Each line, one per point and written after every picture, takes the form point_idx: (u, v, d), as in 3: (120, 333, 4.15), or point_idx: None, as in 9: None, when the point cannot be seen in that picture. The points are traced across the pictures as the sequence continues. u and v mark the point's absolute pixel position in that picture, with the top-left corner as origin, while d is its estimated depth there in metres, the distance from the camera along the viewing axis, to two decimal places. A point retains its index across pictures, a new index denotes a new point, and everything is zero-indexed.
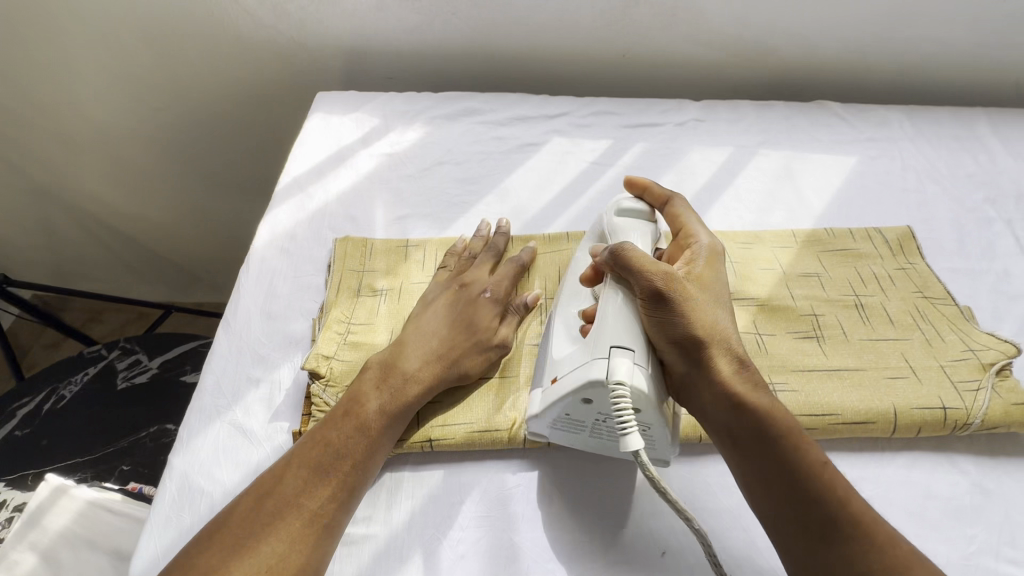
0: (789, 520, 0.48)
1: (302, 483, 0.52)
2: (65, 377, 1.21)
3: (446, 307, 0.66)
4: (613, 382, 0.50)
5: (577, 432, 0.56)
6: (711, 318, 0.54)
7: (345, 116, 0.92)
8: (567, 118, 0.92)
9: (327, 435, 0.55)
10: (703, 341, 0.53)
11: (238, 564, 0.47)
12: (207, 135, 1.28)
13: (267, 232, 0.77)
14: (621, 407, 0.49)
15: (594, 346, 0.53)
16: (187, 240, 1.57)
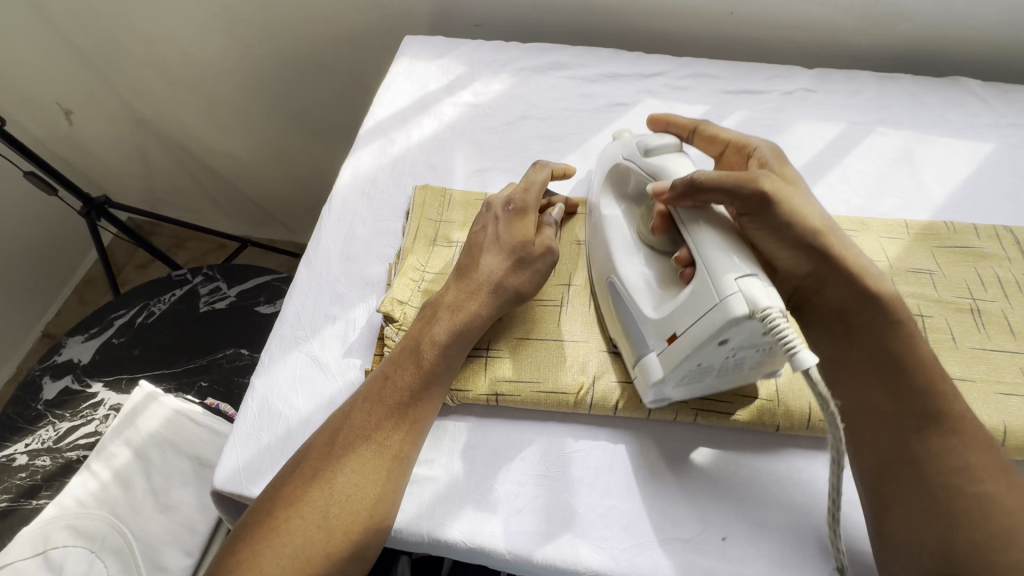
0: (884, 410, 0.52)
1: (369, 417, 0.54)
2: (156, 295, 1.32)
3: (488, 237, 0.64)
4: (760, 310, 0.46)
5: (700, 380, 0.54)
6: (816, 213, 0.57)
7: (431, 62, 0.90)
8: (662, 78, 0.86)
9: (389, 372, 0.57)
10: (821, 239, 0.55)
11: (320, 492, 0.51)
12: (293, 76, 1.30)
13: (349, 173, 0.78)
14: (780, 330, 0.45)
15: (713, 283, 0.49)
16: (267, 178, 1.63)
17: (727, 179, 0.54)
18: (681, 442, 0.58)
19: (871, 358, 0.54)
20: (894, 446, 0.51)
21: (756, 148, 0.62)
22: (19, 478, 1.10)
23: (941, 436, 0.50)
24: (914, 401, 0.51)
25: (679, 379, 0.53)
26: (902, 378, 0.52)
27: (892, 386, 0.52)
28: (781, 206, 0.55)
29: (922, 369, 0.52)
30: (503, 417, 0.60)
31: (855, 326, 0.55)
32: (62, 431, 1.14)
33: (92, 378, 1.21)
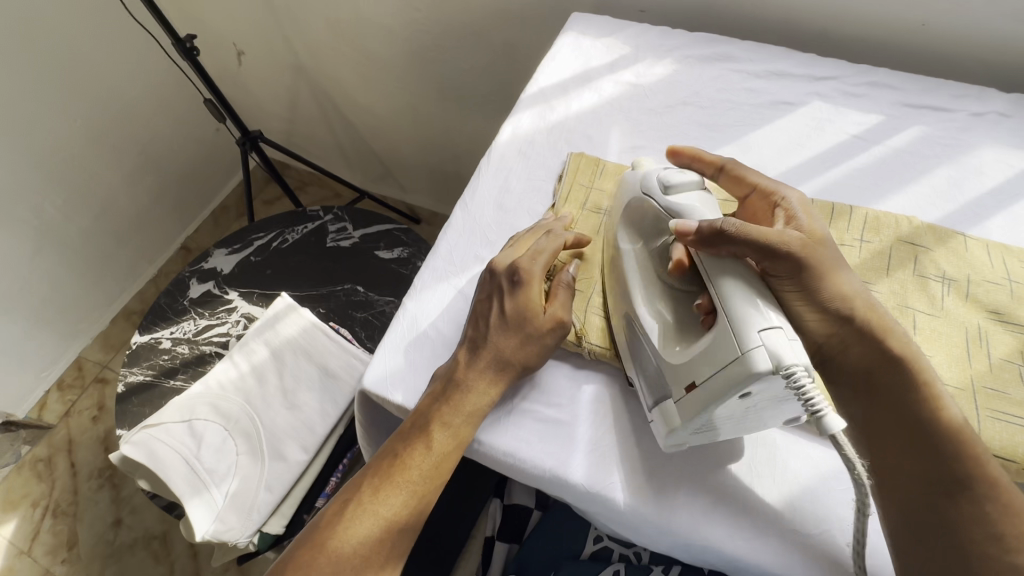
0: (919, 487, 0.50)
1: (374, 498, 0.56)
2: (291, 225, 1.45)
3: (489, 306, 0.61)
4: (784, 367, 0.45)
5: (717, 429, 0.53)
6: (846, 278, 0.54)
7: (596, 40, 0.93)
8: (835, 83, 0.83)
9: (400, 450, 0.57)
10: (851, 307, 0.53)
11: (397, 478, 0.56)
12: (445, 43, 1.37)
13: (509, 132, 0.83)
14: (807, 392, 0.45)
15: (734, 337, 0.47)
16: (396, 136, 1.74)
17: (756, 237, 0.51)
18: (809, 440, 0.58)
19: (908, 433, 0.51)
20: (917, 500, 0.49)
21: (783, 202, 0.58)
22: (162, 359, 1.26)
23: (956, 504, 0.48)
24: (930, 469, 0.49)
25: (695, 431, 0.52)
26: (927, 441, 0.50)
27: (910, 443, 0.51)
28: (818, 270, 0.53)
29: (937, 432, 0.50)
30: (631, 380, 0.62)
31: (878, 387, 0.53)
32: (200, 327, 1.30)
33: (230, 286, 1.35)
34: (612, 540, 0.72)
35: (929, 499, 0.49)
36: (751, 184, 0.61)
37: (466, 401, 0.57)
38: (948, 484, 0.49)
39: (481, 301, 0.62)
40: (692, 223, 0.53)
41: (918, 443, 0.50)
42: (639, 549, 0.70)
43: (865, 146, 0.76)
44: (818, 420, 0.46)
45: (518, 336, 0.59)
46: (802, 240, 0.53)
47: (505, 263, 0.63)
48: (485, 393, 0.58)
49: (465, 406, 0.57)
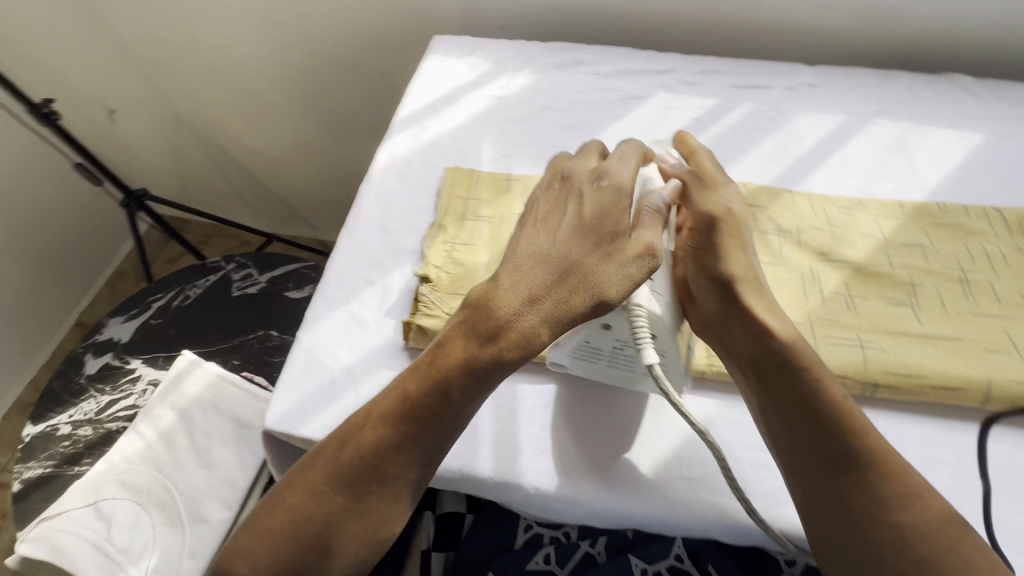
0: (803, 453, 0.52)
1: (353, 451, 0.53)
2: (191, 280, 1.39)
3: (569, 223, 0.60)
4: (633, 304, 0.57)
5: (594, 363, 0.61)
6: (741, 262, 0.61)
7: (460, 59, 0.98)
8: (674, 74, 0.92)
9: (431, 378, 0.55)
10: (738, 283, 0.60)
11: (412, 409, 0.54)
12: (323, 76, 1.35)
13: (385, 157, 0.86)
14: (639, 327, 0.56)
15: None
16: (294, 175, 1.71)
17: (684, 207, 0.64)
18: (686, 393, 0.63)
19: (830, 452, 0.51)
20: (814, 463, 0.52)
21: (726, 190, 0.66)
22: (62, 446, 1.17)
23: (847, 472, 0.50)
24: (850, 480, 0.50)
25: (585, 349, 0.60)
26: (817, 417, 0.53)
27: (796, 413, 0.53)
28: (722, 240, 0.61)
29: (825, 402, 0.53)
30: (525, 372, 0.65)
31: (764, 368, 0.56)
32: (102, 404, 1.21)
33: (130, 355, 1.28)
34: (541, 527, 0.75)
35: (822, 467, 0.51)
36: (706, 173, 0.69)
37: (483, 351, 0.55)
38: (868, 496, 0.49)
39: (558, 214, 0.62)
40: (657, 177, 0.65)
41: (836, 456, 0.51)
42: (568, 529, 0.75)
43: (705, 127, 0.86)
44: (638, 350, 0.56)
45: (597, 257, 0.57)
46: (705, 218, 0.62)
47: (586, 175, 0.63)
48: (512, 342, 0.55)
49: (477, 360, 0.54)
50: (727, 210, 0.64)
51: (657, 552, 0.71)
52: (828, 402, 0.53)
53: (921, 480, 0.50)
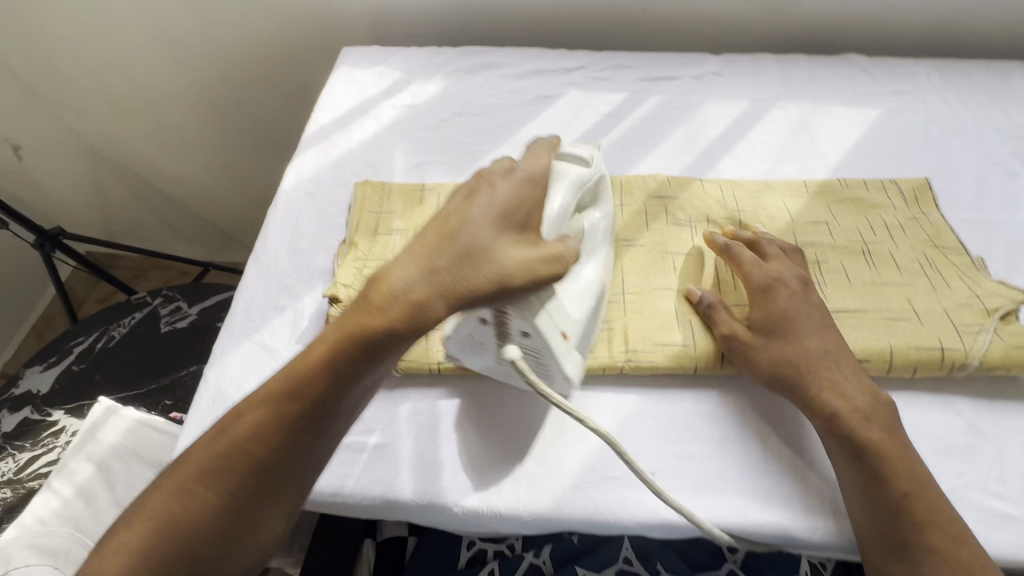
0: (876, 541, 0.50)
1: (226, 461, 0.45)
2: (115, 319, 1.31)
3: (483, 199, 0.48)
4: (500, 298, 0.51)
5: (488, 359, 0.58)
6: (801, 358, 0.57)
7: (369, 70, 0.96)
8: (583, 71, 0.92)
9: (308, 390, 0.45)
10: (800, 381, 0.56)
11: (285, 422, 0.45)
12: (239, 95, 1.30)
13: (293, 176, 0.82)
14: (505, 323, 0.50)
15: None
16: (224, 199, 1.58)
17: (716, 319, 0.62)
18: (608, 392, 0.62)
19: (878, 506, 0.50)
20: (878, 551, 0.50)
21: (766, 273, 0.63)
22: None
23: (914, 556, 0.48)
24: (887, 529, 0.50)
25: (472, 350, 0.55)
26: (883, 504, 0.50)
27: (866, 500, 0.51)
28: (773, 342, 0.59)
29: (895, 490, 0.50)
30: (444, 387, 0.63)
31: (847, 456, 0.53)
32: (21, 462, 1.11)
33: (52, 407, 1.18)
34: (485, 541, 0.72)
35: (887, 551, 0.50)
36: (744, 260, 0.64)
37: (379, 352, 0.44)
38: (899, 548, 0.49)
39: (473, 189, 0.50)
40: (699, 290, 0.64)
41: (872, 502, 0.51)
42: (512, 541, 0.72)
43: (616, 122, 0.86)
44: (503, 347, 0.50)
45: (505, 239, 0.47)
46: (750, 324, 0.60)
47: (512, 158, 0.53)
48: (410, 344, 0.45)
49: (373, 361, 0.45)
50: (760, 308, 0.61)
51: (606, 559, 0.69)
52: (893, 489, 0.50)
53: (973, 548, 0.48)
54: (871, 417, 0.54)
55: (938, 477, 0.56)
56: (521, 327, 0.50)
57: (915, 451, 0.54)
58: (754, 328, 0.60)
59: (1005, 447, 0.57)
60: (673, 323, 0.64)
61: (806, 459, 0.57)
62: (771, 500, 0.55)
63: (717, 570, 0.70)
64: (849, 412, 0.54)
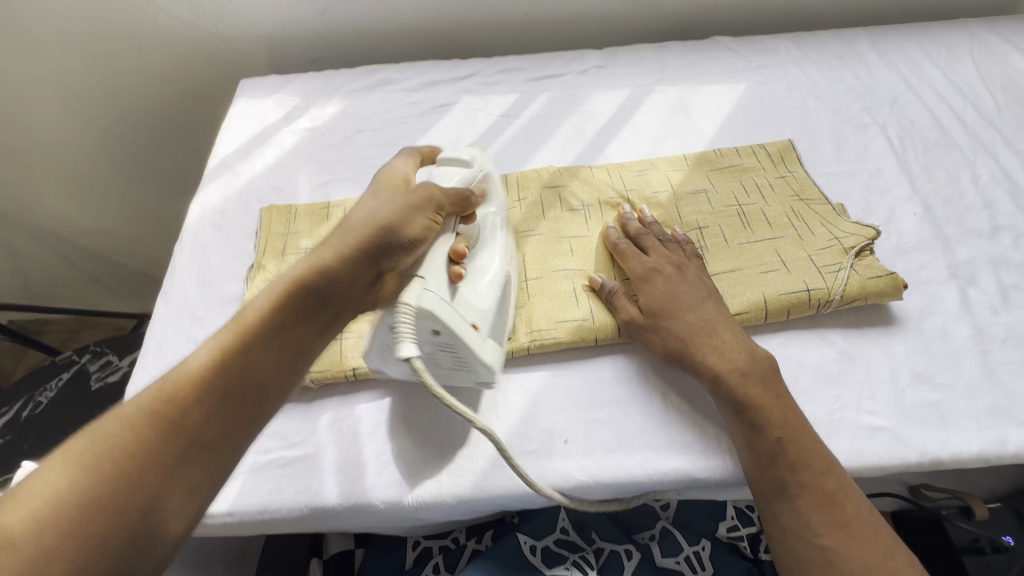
0: (760, 487, 0.55)
1: (124, 431, 0.42)
2: (40, 384, 1.23)
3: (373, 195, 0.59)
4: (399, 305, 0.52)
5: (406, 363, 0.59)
6: (686, 330, 0.61)
7: (267, 99, 0.97)
8: (476, 77, 0.97)
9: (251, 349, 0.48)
10: (690, 353, 0.60)
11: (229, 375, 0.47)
12: (147, 137, 1.28)
13: (197, 209, 0.83)
14: (400, 326, 0.51)
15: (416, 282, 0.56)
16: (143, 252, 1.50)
17: (614, 305, 0.66)
18: (520, 374, 0.66)
19: (758, 453, 0.55)
20: (762, 496, 0.55)
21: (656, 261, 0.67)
22: None
23: (790, 496, 0.53)
24: (766, 473, 0.55)
25: (384, 354, 0.57)
26: (763, 455, 0.55)
27: (751, 452, 0.56)
28: (664, 320, 0.63)
29: (774, 441, 0.55)
30: (362, 391, 0.65)
31: (734, 415, 0.57)
32: None
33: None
34: (429, 539, 0.73)
35: (767, 496, 0.55)
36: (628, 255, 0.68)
37: (292, 311, 0.51)
38: (779, 488, 0.54)
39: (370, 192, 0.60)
40: (600, 278, 0.68)
41: (753, 451, 0.55)
42: (455, 535, 0.73)
43: (509, 122, 0.91)
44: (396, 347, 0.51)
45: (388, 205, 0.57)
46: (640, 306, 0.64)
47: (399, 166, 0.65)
48: (315, 297, 0.52)
49: (277, 314, 0.50)
50: (648, 292, 0.65)
51: (544, 526, 0.69)
52: (769, 440, 0.55)
53: (838, 480, 0.54)
54: (748, 372, 0.58)
55: (818, 403, 0.61)
56: (431, 326, 0.53)
57: (790, 398, 0.58)
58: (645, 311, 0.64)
59: (873, 368, 0.63)
60: (572, 300, 0.68)
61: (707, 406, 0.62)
62: (676, 449, 0.60)
63: (651, 528, 0.71)
64: (727, 374, 0.58)
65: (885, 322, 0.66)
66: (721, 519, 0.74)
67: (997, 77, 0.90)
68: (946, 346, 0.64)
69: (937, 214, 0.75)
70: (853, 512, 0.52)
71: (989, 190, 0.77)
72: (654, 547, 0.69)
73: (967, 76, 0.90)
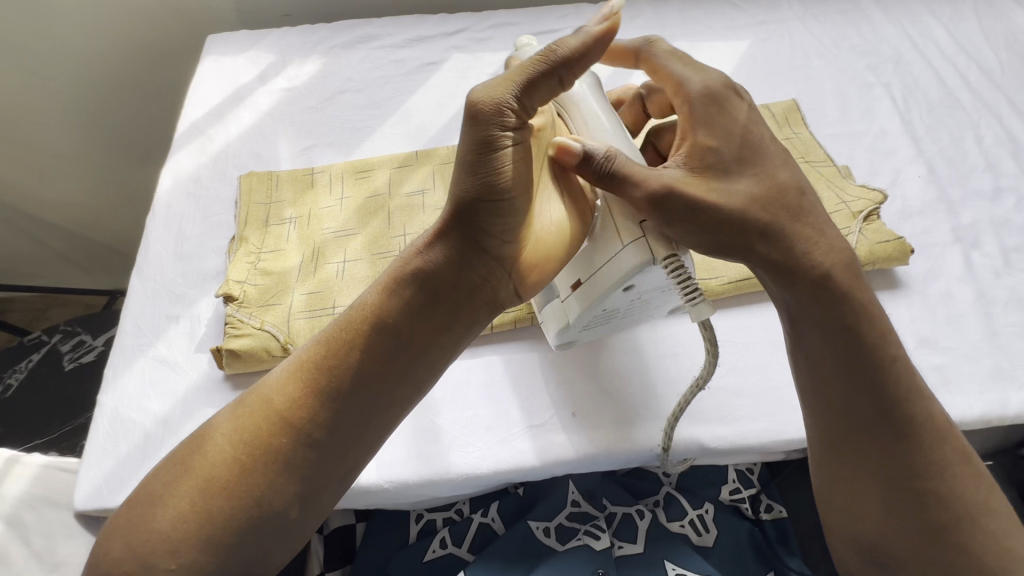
0: (857, 428, 0.48)
1: (241, 416, 0.47)
2: (9, 367, 1.16)
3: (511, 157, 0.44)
4: (663, 259, 0.44)
5: (606, 321, 0.54)
6: (767, 180, 0.48)
7: (238, 56, 0.90)
8: (466, 33, 0.91)
9: (356, 347, 0.47)
10: (758, 218, 0.47)
11: (335, 376, 0.47)
12: (106, 100, 1.18)
13: (170, 177, 0.77)
14: (687, 282, 0.44)
15: (615, 235, 0.47)
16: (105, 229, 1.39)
17: (626, 171, 0.45)
18: (523, 347, 0.63)
19: (871, 382, 0.48)
20: (861, 440, 0.49)
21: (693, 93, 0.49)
22: None
23: (897, 433, 0.48)
24: (876, 409, 0.48)
25: (591, 321, 0.53)
26: (870, 382, 0.48)
27: (857, 382, 0.48)
28: (738, 177, 0.47)
29: (887, 369, 0.48)
30: None
31: (822, 323, 0.48)
32: None
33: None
34: (432, 512, 0.72)
35: (865, 436, 0.48)
36: (665, 72, 0.52)
37: (401, 307, 0.47)
38: (890, 422, 0.48)
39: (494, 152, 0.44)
40: (580, 141, 0.46)
41: (862, 382, 0.48)
42: (458, 506, 0.72)
43: None
44: (693, 307, 0.44)
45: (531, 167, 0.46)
46: (694, 147, 0.47)
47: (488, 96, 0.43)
48: (423, 290, 0.47)
49: (388, 311, 0.48)
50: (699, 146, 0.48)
51: (554, 504, 0.68)
52: (874, 366, 0.48)
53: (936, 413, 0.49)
54: (856, 271, 0.50)
55: None
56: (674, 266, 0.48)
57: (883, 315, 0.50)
58: (716, 150, 0.47)
59: None
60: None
61: (716, 375, 0.61)
62: (687, 420, 0.59)
63: (655, 494, 0.71)
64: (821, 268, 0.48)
65: (891, 287, 0.66)
66: (722, 484, 0.73)
67: (1000, 35, 0.88)
68: (950, 310, 0.64)
69: (941, 175, 0.74)
70: (955, 441, 0.48)
71: (992, 151, 0.76)
72: (659, 513, 0.69)
73: (970, 33, 0.88)
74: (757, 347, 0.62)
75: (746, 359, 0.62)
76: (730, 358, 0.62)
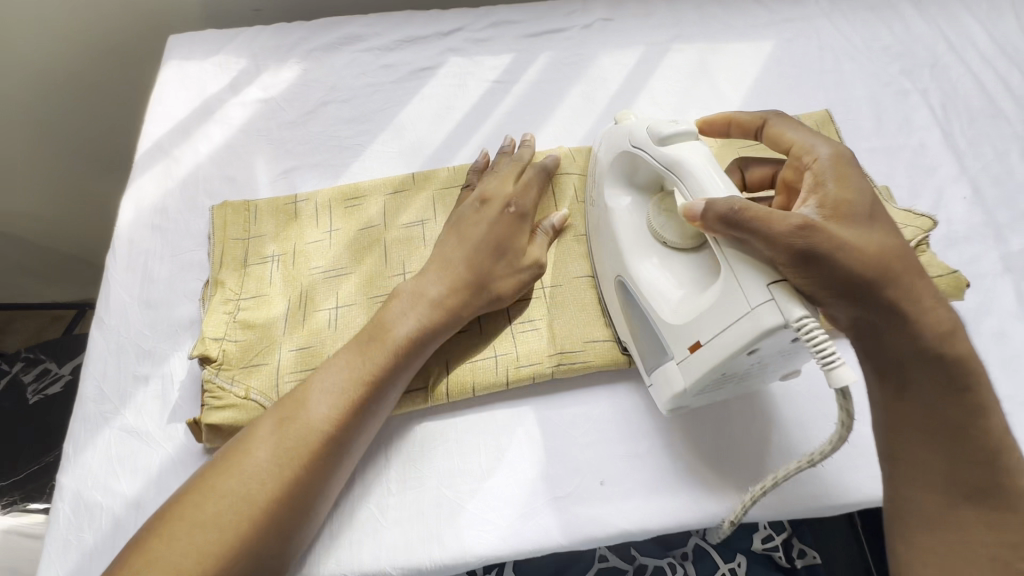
0: (943, 495, 0.45)
1: (218, 495, 0.43)
2: None
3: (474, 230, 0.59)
4: (794, 321, 0.41)
5: (721, 387, 0.50)
6: (877, 243, 0.45)
7: (205, 61, 0.79)
8: (461, 33, 0.81)
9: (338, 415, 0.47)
10: (882, 280, 0.44)
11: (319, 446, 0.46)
12: (49, 103, 1.05)
13: (131, 208, 0.67)
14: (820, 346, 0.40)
15: (739, 292, 0.44)
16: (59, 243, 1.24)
17: (762, 219, 0.43)
18: (542, 404, 0.57)
19: (960, 443, 0.45)
20: (947, 504, 0.45)
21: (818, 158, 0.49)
22: None
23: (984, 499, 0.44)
24: (963, 475, 0.45)
25: (707, 387, 0.49)
26: (956, 445, 0.45)
27: (944, 440, 0.45)
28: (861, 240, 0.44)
29: (976, 432, 0.45)
30: None
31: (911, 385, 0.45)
32: None
33: None
34: None
35: (955, 500, 0.45)
36: (790, 141, 0.53)
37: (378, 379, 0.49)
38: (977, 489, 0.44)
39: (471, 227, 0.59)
40: (703, 201, 0.46)
41: (953, 444, 0.45)
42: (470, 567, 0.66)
43: (506, 90, 0.77)
44: (829, 372, 0.39)
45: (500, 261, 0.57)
46: (825, 199, 0.47)
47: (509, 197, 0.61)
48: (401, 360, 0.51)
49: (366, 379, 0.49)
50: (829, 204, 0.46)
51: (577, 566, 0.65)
52: (961, 432, 0.45)
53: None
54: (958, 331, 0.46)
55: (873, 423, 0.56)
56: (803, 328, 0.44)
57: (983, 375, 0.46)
58: (852, 203, 0.46)
59: None
60: (663, 224, 0.53)
61: (754, 432, 0.55)
62: (726, 486, 0.53)
63: (683, 546, 0.66)
64: (946, 333, 0.45)
65: None
66: (753, 531, 0.67)
67: None
68: (1004, 350, 0.59)
69: (987, 195, 0.68)
70: None
71: None
72: (687, 567, 0.65)
73: (1009, 31, 0.81)
74: (800, 398, 0.57)
75: (789, 411, 0.56)
76: (770, 411, 0.56)
